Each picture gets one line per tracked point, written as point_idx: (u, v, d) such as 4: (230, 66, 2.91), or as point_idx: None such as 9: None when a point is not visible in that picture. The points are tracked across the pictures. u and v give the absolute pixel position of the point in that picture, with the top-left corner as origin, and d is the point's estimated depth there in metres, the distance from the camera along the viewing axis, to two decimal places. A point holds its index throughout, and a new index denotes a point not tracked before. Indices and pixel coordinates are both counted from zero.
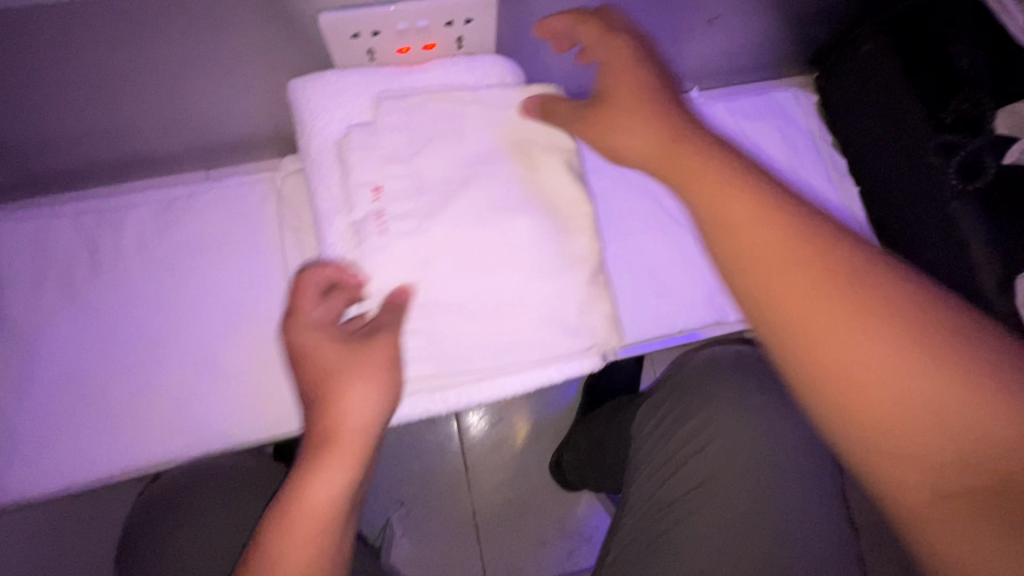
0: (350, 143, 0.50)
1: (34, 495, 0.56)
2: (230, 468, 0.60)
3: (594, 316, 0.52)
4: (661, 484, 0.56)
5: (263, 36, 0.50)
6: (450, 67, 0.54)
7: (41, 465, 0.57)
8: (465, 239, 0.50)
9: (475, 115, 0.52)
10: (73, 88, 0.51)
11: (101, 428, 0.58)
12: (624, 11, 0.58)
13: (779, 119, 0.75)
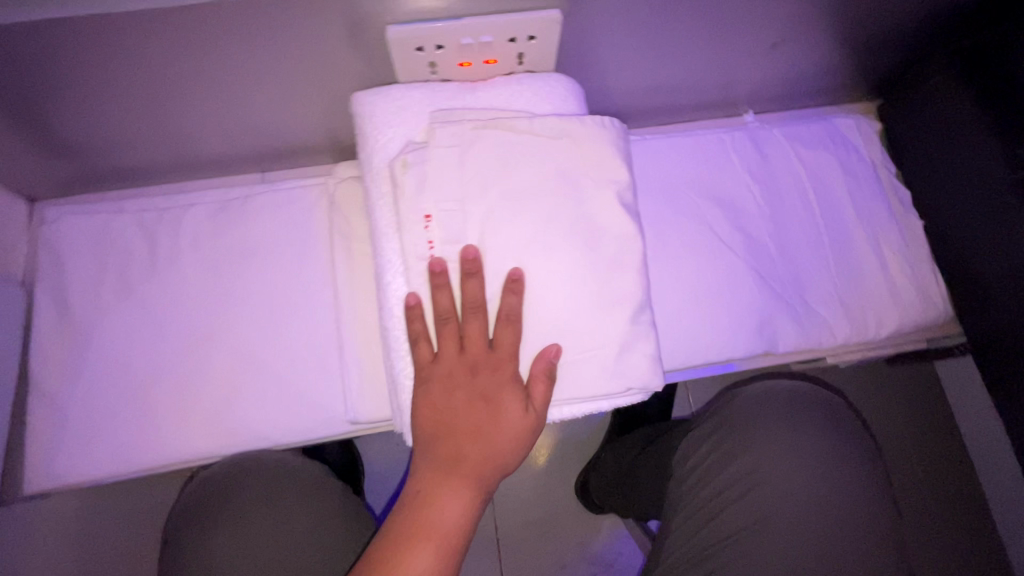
0: (402, 162, 0.49)
1: (78, 479, 0.58)
2: (269, 469, 0.59)
3: (639, 353, 0.49)
4: (707, 521, 0.55)
5: (331, 44, 0.51)
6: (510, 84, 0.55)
7: (86, 451, 0.58)
8: (512, 266, 0.48)
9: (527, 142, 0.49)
10: (148, 85, 0.54)
11: (145, 420, 0.59)
12: (685, 33, 0.58)
13: (840, 148, 0.72)
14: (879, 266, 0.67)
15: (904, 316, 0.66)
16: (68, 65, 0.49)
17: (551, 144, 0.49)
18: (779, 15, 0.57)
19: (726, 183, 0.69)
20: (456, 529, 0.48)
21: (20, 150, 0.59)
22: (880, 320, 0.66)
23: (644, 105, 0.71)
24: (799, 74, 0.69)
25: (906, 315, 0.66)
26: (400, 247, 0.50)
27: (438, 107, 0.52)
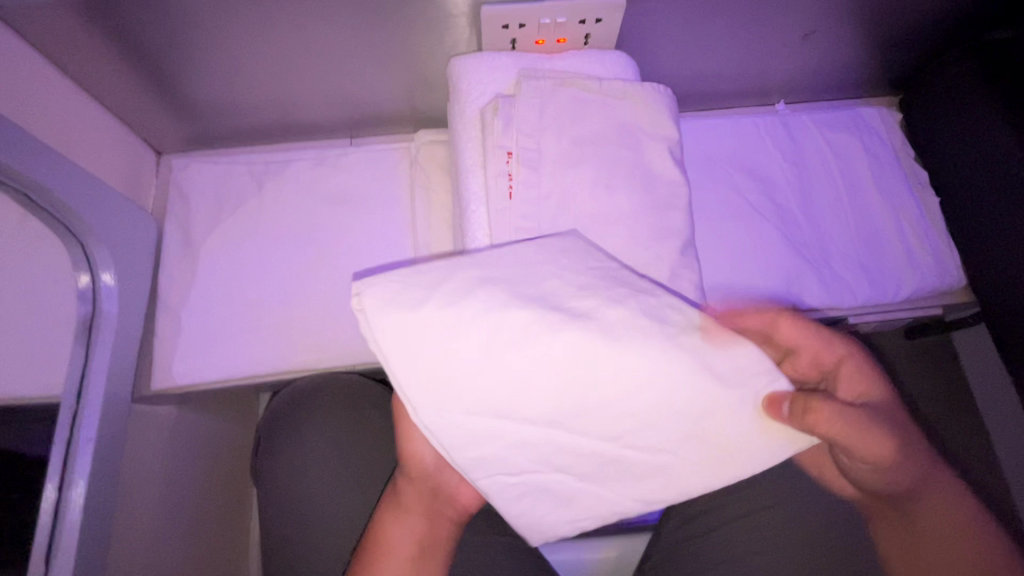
0: (495, 110, 0.60)
1: (193, 382, 0.68)
2: (348, 380, 0.69)
3: (682, 281, 0.58)
4: None
5: (431, 21, 0.62)
6: (578, 58, 0.64)
7: (203, 358, 0.68)
8: (579, 201, 0.57)
9: (596, 98, 0.60)
10: (276, 52, 0.65)
11: (252, 334, 0.69)
12: (728, 23, 0.67)
13: (863, 133, 0.79)
14: (898, 237, 0.74)
15: (921, 281, 0.73)
16: (222, 30, 0.60)
17: (617, 102, 0.60)
18: (811, 9, 0.66)
19: (759, 159, 0.78)
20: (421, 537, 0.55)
21: (161, 105, 0.71)
22: (898, 285, 0.72)
23: (687, 90, 0.80)
24: (827, 66, 0.78)
25: (922, 281, 0.73)
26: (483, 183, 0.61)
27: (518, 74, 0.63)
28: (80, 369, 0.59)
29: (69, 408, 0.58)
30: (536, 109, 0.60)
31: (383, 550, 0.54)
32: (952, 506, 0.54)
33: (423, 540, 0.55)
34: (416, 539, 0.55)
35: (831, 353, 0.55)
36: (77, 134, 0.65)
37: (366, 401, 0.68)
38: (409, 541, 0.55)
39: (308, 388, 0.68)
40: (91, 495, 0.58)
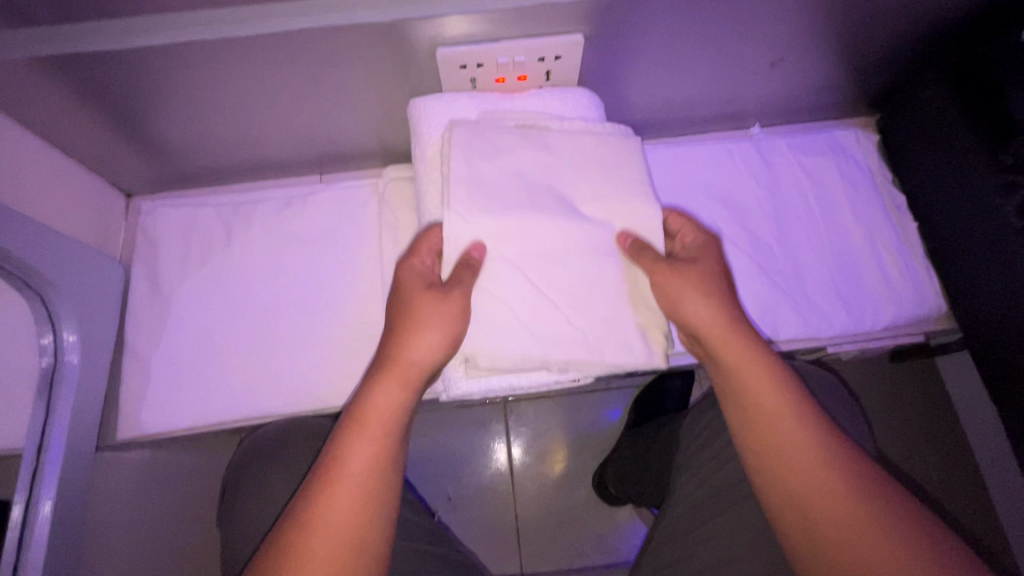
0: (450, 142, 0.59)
1: (161, 431, 0.67)
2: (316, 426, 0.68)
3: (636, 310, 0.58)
4: (701, 484, 0.62)
5: (389, 66, 0.61)
6: (540, 96, 0.65)
7: (169, 406, 0.68)
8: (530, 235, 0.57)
9: (554, 135, 0.61)
10: (235, 98, 0.64)
11: (219, 380, 0.68)
12: (693, 54, 0.66)
13: (838, 157, 0.78)
14: (875, 263, 0.73)
15: (900, 309, 0.71)
16: (178, 81, 0.60)
17: (577, 139, 0.61)
18: (777, 37, 0.65)
19: (731, 187, 0.77)
20: (371, 460, 0.51)
21: (127, 152, 0.71)
22: (877, 313, 0.71)
23: (658, 117, 0.79)
24: (799, 90, 0.77)
25: (901, 308, 0.71)
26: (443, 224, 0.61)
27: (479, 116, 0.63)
28: (41, 425, 0.59)
29: (29, 465, 0.57)
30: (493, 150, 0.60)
31: (337, 482, 0.49)
32: (835, 474, 0.50)
33: (366, 492, 0.49)
34: (358, 510, 0.49)
35: (716, 252, 0.61)
36: (40, 185, 0.64)
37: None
38: (349, 521, 0.48)
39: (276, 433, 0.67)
40: (51, 554, 0.57)
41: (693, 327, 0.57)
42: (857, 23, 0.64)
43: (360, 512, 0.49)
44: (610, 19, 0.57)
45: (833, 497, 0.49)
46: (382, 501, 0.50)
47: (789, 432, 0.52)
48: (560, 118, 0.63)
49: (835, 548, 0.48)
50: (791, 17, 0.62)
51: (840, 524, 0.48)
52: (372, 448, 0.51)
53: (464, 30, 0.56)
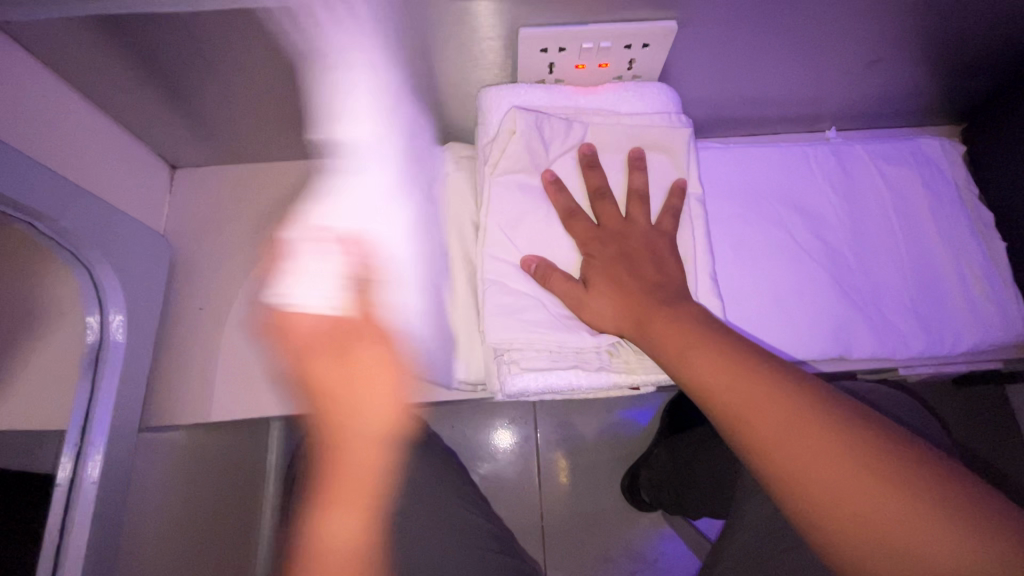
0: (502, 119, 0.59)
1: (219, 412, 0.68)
2: (388, 421, 0.68)
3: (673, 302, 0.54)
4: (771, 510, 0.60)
5: (466, 45, 0.57)
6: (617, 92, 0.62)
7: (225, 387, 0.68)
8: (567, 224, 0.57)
9: (611, 128, 0.59)
10: (297, 71, 0.60)
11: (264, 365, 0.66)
12: (786, 50, 0.62)
13: (922, 167, 0.74)
14: (958, 283, 0.69)
15: (984, 332, 0.67)
16: (244, 51, 0.56)
17: (636, 135, 0.59)
18: (878, 36, 0.60)
19: (807, 193, 0.73)
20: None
21: (179, 121, 0.67)
22: (957, 335, 0.67)
23: (730, 114, 0.75)
24: (887, 94, 0.72)
25: (985, 332, 0.67)
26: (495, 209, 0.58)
27: (552, 108, 0.61)
28: (85, 405, 0.56)
29: (70, 451, 0.55)
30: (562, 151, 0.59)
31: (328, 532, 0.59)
32: (853, 454, 0.40)
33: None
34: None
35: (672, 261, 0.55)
36: (91, 152, 0.62)
37: (409, 444, 0.68)
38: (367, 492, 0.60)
39: None
40: (92, 540, 0.55)
41: (601, 326, 0.53)
42: (971, 25, 0.59)
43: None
44: (709, 4, 0.53)
45: (844, 472, 0.40)
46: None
47: (772, 416, 0.43)
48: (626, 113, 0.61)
49: (843, 526, 0.39)
50: (901, 14, 0.57)
51: (842, 503, 0.39)
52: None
53: (552, 9, 0.52)
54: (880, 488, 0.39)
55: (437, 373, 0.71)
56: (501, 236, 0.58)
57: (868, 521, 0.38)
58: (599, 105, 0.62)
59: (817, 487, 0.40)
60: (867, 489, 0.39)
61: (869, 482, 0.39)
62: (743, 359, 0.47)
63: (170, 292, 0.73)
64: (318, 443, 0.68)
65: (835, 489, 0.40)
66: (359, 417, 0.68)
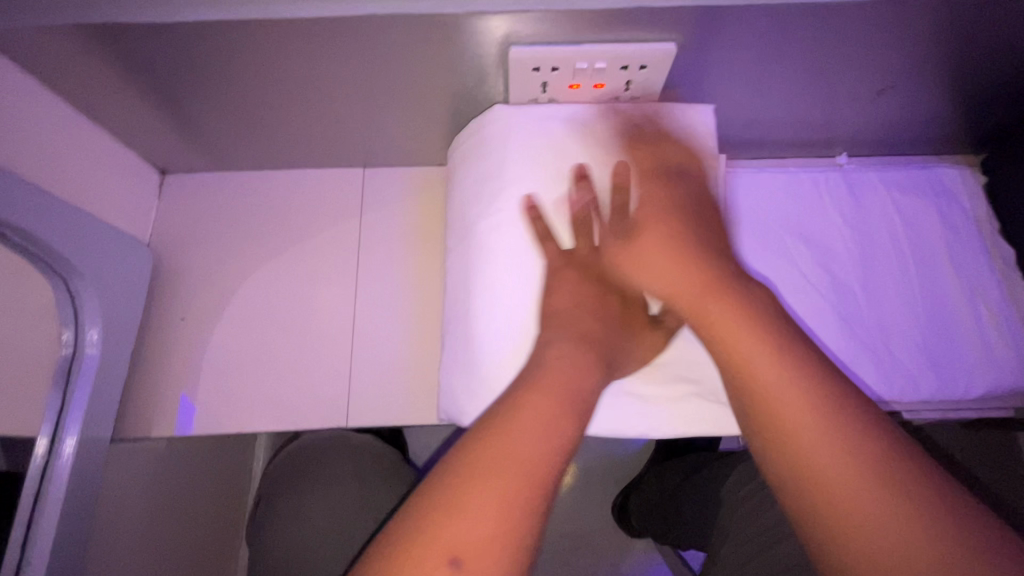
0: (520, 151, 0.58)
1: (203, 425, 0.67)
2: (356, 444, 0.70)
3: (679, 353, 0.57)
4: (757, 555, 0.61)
5: (454, 62, 0.55)
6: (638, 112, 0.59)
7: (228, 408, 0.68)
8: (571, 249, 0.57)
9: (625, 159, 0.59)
10: (282, 84, 0.58)
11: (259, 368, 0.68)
12: (795, 74, 0.58)
13: (938, 199, 0.71)
14: (975, 323, 0.66)
15: (998, 376, 0.64)
16: (227, 62, 0.54)
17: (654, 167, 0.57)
18: (894, 63, 0.57)
19: (817, 222, 0.70)
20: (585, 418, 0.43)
21: (165, 128, 0.66)
22: (970, 379, 0.64)
23: (736, 138, 0.72)
24: (904, 121, 0.68)
25: (1001, 375, 0.64)
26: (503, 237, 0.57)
27: (567, 132, 0.59)
28: (54, 418, 0.56)
29: (39, 462, 0.54)
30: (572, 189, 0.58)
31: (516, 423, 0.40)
32: (869, 455, 0.37)
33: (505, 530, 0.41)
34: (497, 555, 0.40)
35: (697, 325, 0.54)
36: (74, 158, 0.61)
37: (374, 468, 0.68)
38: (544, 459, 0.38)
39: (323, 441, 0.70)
40: (53, 555, 0.54)
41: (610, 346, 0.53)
42: (993, 53, 0.55)
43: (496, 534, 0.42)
44: (711, 26, 0.50)
45: (852, 464, 0.37)
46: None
47: (780, 380, 0.40)
48: (648, 138, 0.58)
49: (826, 507, 0.36)
50: (919, 41, 0.53)
51: (831, 493, 0.36)
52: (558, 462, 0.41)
53: (544, 28, 0.50)
54: (890, 486, 0.35)
55: (422, 395, 0.68)
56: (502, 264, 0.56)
57: (868, 514, 0.35)
58: (620, 123, 0.59)
59: (819, 470, 0.37)
60: (881, 483, 0.36)
61: (873, 480, 0.36)
62: (772, 328, 0.44)
63: (153, 301, 0.72)
64: (286, 461, 0.70)
65: (839, 476, 0.36)
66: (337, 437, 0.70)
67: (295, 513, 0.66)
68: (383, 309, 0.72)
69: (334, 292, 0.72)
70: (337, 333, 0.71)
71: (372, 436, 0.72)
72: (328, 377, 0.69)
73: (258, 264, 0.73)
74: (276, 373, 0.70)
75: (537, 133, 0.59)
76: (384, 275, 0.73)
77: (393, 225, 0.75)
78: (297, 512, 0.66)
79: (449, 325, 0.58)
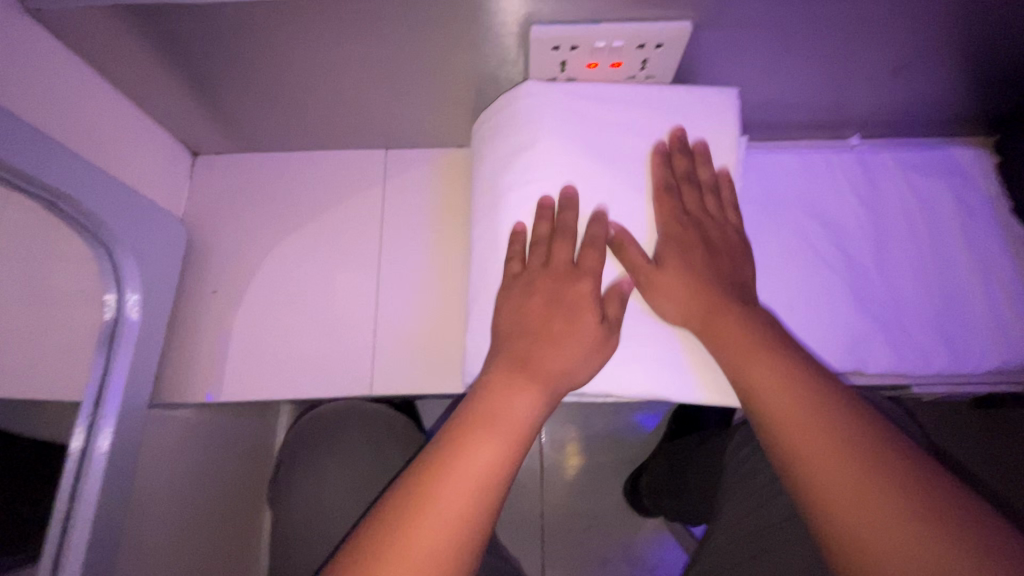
0: (543, 126, 0.60)
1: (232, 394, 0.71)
2: (374, 412, 0.74)
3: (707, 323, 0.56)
4: (755, 513, 0.66)
5: (477, 43, 0.57)
6: (661, 92, 0.61)
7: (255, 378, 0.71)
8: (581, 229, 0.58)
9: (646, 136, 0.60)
10: (312, 66, 0.61)
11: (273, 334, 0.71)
12: (808, 54, 0.60)
13: (949, 179, 0.72)
14: (986, 301, 0.67)
15: (1008, 352, 0.65)
16: (261, 44, 0.57)
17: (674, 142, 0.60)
18: (906, 42, 0.58)
19: (830, 201, 0.71)
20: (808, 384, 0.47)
21: (198, 109, 0.69)
22: (982, 356, 0.65)
23: (749, 120, 0.74)
24: (917, 102, 0.69)
25: (1011, 352, 0.65)
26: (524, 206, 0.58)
27: (591, 109, 0.61)
28: (98, 379, 0.59)
29: (85, 421, 0.58)
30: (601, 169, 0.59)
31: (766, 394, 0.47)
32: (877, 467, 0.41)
33: (500, 476, 0.44)
34: (482, 476, 0.44)
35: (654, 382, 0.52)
36: (114, 137, 0.64)
37: (391, 436, 0.72)
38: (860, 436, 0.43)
39: (338, 411, 0.74)
40: (100, 508, 0.57)
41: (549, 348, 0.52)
42: (1005, 31, 0.56)
43: (479, 480, 0.43)
44: (726, 4, 0.51)
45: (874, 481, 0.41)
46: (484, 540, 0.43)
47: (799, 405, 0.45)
48: (669, 118, 0.60)
49: (846, 526, 0.40)
50: (931, 20, 0.54)
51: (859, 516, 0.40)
52: (541, 390, 0.49)
53: (564, 7, 0.52)
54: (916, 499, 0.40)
55: (442, 368, 0.71)
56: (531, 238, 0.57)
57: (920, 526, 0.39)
58: (642, 103, 0.61)
59: (848, 495, 0.41)
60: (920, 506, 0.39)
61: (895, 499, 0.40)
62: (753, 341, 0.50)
63: (186, 277, 0.75)
64: (305, 430, 0.74)
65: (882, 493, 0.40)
66: (352, 406, 0.74)
67: (315, 473, 0.70)
68: (404, 284, 0.74)
69: (357, 269, 0.75)
70: (362, 308, 0.74)
71: (385, 405, 0.76)
72: (353, 350, 0.72)
73: (284, 242, 0.76)
74: (302, 345, 0.73)
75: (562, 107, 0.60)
76: (405, 253, 0.75)
77: (414, 205, 0.77)
78: (315, 472, 0.70)
79: (470, 296, 0.61)
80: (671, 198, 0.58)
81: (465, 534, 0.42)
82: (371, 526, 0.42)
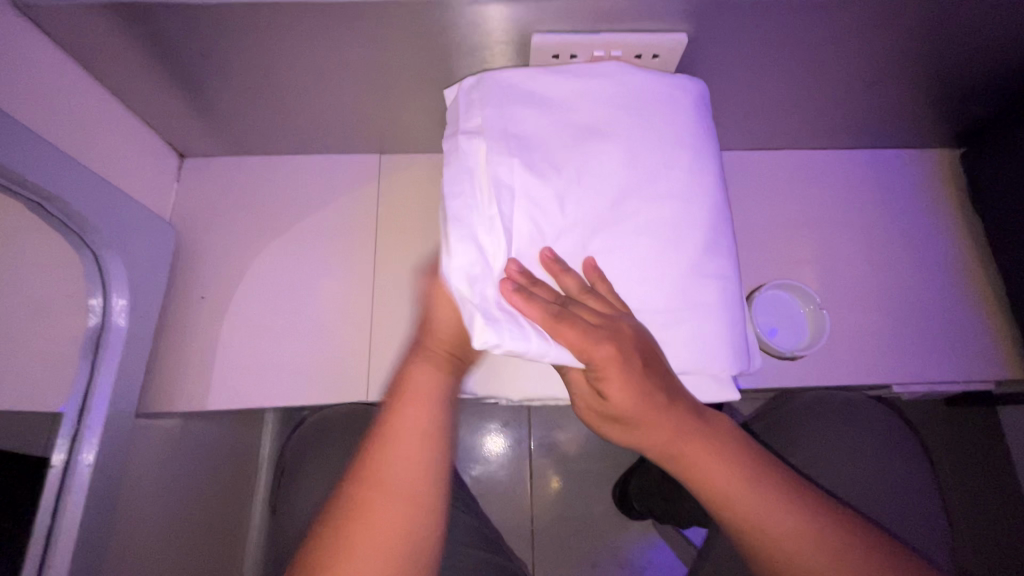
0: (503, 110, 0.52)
1: (224, 403, 0.69)
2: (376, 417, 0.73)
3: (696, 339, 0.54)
4: None
5: (478, 52, 0.58)
6: (627, 74, 0.55)
7: (244, 386, 0.70)
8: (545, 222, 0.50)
9: (617, 121, 0.53)
10: (310, 71, 0.61)
11: (269, 343, 0.71)
12: (792, 69, 0.63)
13: (896, 193, 0.79)
14: (937, 311, 0.74)
15: (954, 360, 0.72)
16: (258, 47, 0.56)
17: (648, 125, 0.54)
18: (883, 62, 0.61)
19: (784, 218, 0.79)
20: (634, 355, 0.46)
21: (189, 112, 0.68)
22: (937, 362, 0.72)
23: (737, 130, 0.76)
24: (892, 117, 0.73)
25: (957, 359, 0.72)
26: (484, 194, 0.49)
27: (554, 92, 0.54)
28: (83, 388, 0.57)
29: (68, 434, 0.55)
30: (551, 161, 0.51)
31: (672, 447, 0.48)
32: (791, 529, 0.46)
33: (436, 433, 0.48)
34: (427, 446, 0.47)
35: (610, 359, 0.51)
36: (102, 138, 0.62)
37: None
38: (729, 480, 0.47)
39: (343, 415, 0.73)
40: (84, 524, 0.55)
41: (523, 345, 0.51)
42: (976, 55, 0.59)
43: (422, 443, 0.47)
44: (721, 18, 0.54)
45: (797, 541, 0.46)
46: (441, 500, 0.47)
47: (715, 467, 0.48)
48: (640, 100, 0.54)
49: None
50: (905, 43, 0.58)
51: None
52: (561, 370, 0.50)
53: (564, 15, 0.53)
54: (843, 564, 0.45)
55: None
56: (482, 237, 0.48)
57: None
58: (608, 86, 0.54)
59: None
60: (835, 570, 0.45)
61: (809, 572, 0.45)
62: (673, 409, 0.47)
63: (173, 282, 0.73)
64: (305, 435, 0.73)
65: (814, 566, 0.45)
66: (356, 410, 0.74)
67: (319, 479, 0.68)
68: (396, 289, 0.74)
69: (350, 272, 0.74)
70: (354, 313, 0.73)
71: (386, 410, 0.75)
72: (346, 356, 0.71)
73: (275, 245, 0.75)
74: (292, 351, 0.71)
75: (521, 90, 0.54)
76: (397, 256, 0.75)
77: (407, 211, 0.77)
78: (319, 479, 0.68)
79: None
80: (633, 191, 0.52)
81: (422, 496, 0.45)
82: (341, 493, 0.46)
